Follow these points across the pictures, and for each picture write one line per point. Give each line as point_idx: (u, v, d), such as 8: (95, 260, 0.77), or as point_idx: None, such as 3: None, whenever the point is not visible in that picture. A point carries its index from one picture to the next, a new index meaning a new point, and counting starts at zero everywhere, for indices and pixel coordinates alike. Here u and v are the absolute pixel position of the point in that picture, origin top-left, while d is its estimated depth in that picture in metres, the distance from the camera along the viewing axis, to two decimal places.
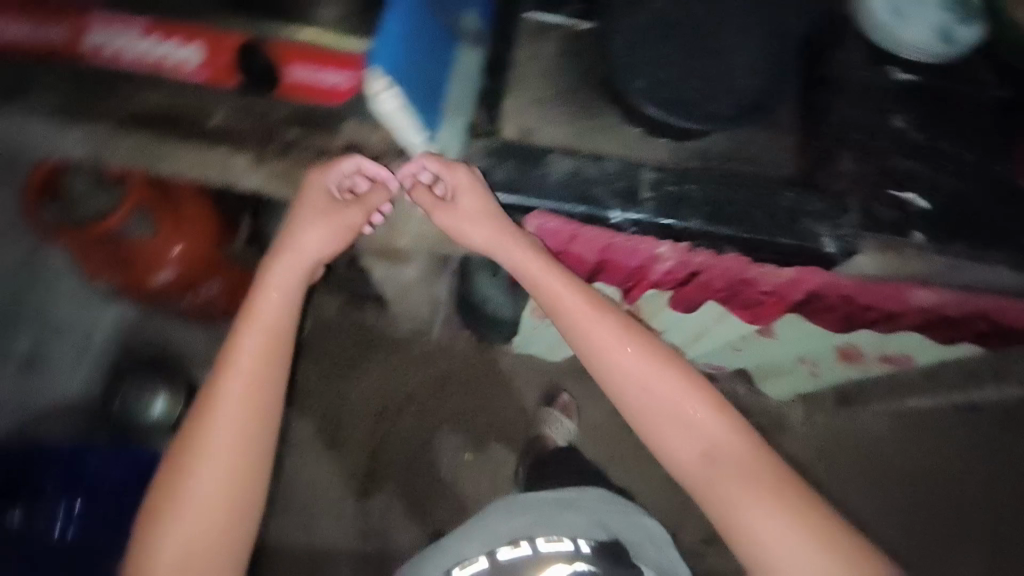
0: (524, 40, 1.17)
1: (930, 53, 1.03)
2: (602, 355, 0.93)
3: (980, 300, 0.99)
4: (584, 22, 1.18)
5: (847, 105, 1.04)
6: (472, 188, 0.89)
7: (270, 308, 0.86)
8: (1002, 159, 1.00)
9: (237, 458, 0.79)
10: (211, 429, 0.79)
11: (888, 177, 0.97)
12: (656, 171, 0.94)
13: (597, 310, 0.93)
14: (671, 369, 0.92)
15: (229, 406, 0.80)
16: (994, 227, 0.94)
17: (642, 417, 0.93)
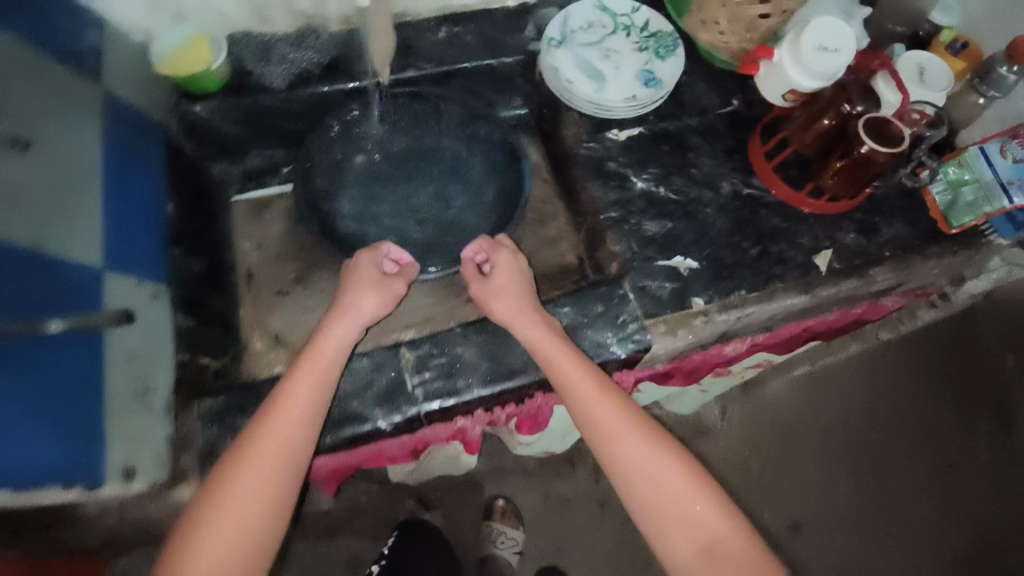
0: (240, 228, 1.01)
1: (644, 102, 1.00)
2: (608, 435, 0.77)
3: (784, 326, 0.95)
4: (291, 186, 1.05)
5: (590, 181, 0.98)
6: (518, 274, 0.85)
7: (327, 351, 0.75)
8: (751, 179, 0.98)
9: (260, 502, 0.67)
10: (246, 470, 0.67)
11: (653, 247, 0.92)
12: (416, 350, 0.82)
13: (604, 397, 0.78)
14: (662, 451, 0.77)
15: (271, 452, 0.68)
16: (766, 257, 0.92)
17: (636, 489, 0.76)
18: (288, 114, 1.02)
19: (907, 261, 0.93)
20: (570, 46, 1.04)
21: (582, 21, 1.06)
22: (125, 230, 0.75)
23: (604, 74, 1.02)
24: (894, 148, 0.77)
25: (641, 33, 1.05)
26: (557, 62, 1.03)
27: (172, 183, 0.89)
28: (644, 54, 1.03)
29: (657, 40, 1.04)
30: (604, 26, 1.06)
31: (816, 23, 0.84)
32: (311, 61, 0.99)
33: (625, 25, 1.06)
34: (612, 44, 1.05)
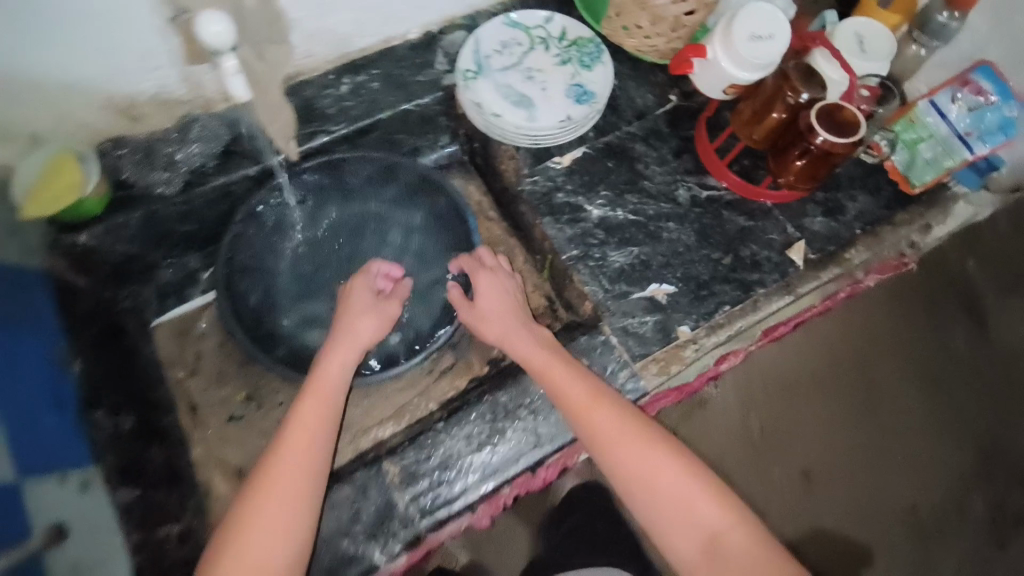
0: (168, 357, 0.92)
1: (581, 120, 0.92)
2: (602, 443, 0.70)
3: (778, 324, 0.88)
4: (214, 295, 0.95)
5: (542, 218, 0.90)
6: (501, 292, 0.82)
7: (332, 373, 0.73)
8: (707, 180, 0.92)
9: (286, 522, 0.63)
10: (263, 495, 0.64)
11: (624, 279, 0.86)
12: (400, 463, 0.73)
13: (598, 403, 0.72)
14: (665, 454, 0.69)
15: (294, 468, 0.66)
16: (739, 263, 0.87)
17: (638, 493, 0.68)
18: (193, 215, 0.90)
19: (878, 234, 0.90)
20: (488, 73, 0.95)
21: (495, 42, 0.96)
22: (33, 427, 0.66)
23: (532, 98, 0.93)
24: (850, 136, 0.72)
25: (560, 45, 0.97)
26: (478, 94, 0.93)
27: (75, 338, 0.78)
28: (569, 68, 0.95)
29: (579, 50, 0.96)
30: (519, 44, 0.97)
31: (744, 9, 0.77)
32: (201, 156, 0.86)
33: (541, 38, 0.98)
34: (533, 62, 0.96)
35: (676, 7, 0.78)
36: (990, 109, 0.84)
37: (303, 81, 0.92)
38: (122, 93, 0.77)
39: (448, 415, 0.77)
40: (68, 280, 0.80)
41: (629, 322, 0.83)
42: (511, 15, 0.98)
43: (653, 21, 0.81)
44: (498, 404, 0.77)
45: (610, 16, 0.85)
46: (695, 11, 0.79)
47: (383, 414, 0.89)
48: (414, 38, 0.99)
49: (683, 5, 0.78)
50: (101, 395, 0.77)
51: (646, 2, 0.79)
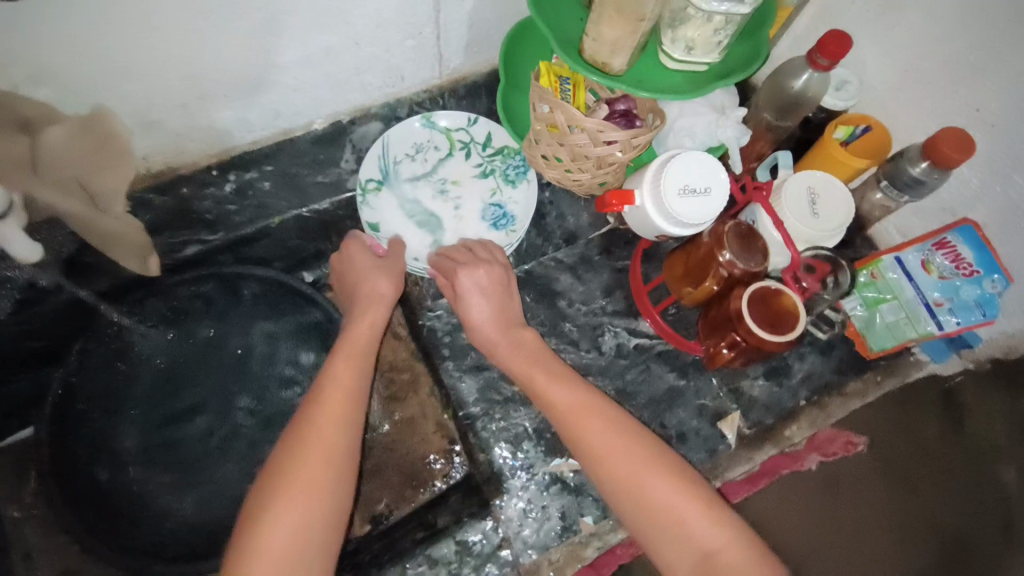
0: (5, 492, 0.79)
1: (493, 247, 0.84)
2: (600, 452, 0.60)
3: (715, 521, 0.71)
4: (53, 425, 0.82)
5: (442, 360, 0.80)
6: (492, 268, 0.75)
7: (363, 335, 0.70)
8: (638, 325, 0.80)
9: (325, 480, 0.57)
10: (312, 428, 0.59)
11: (528, 445, 0.75)
12: None
13: (593, 410, 0.63)
14: (661, 457, 0.59)
15: (333, 420, 0.60)
16: (664, 436, 0.75)
17: (633, 505, 0.57)
18: (38, 331, 0.77)
19: (824, 404, 0.79)
20: (394, 184, 0.87)
21: (408, 145, 0.88)
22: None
23: (439, 217, 0.86)
24: (784, 333, 0.61)
25: (483, 152, 0.89)
26: (376, 211, 0.86)
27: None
28: (488, 182, 0.87)
29: (501, 161, 0.88)
30: (436, 148, 0.89)
31: (682, 157, 0.65)
32: (34, 272, 0.70)
33: (462, 143, 0.89)
34: (448, 171, 0.89)
35: (601, 149, 0.65)
36: (964, 279, 0.71)
37: (180, 176, 0.79)
38: None
39: None
40: None
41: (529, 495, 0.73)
42: (428, 112, 0.89)
43: (575, 157, 0.68)
44: None
45: (529, 141, 0.72)
46: (624, 153, 0.66)
47: None
48: (319, 129, 0.85)
49: (610, 148, 0.65)
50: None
51: (565, 139, 0.66)
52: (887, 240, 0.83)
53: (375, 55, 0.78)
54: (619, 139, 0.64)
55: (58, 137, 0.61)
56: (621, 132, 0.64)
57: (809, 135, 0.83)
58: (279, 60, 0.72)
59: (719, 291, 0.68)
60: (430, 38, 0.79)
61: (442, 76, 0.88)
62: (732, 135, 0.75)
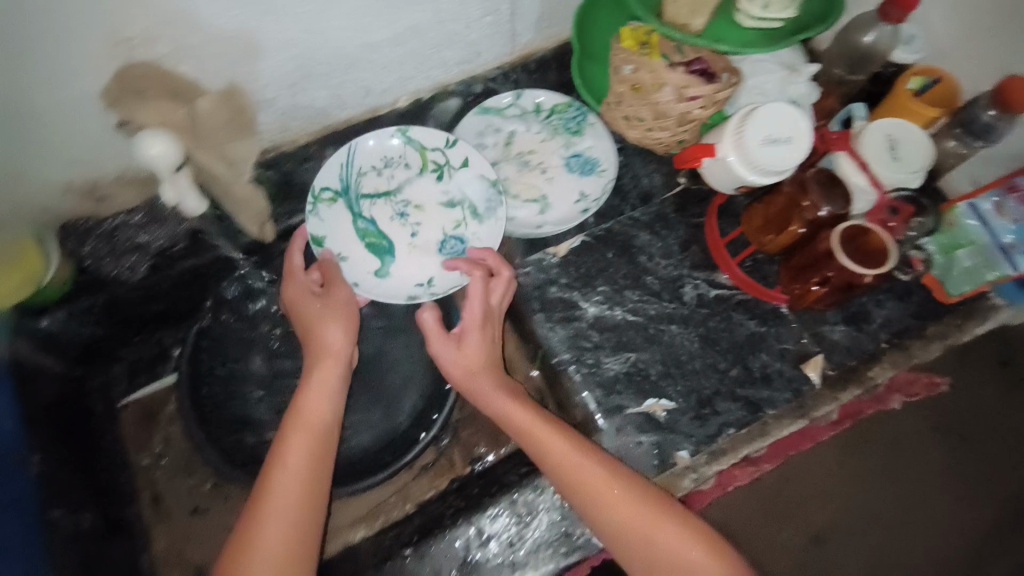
0: (135, 441, 0.87)
1: (440, 290, 0.81)
2: (582, 496, 0.63)
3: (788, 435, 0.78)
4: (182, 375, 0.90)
5: (533, 312, 0.83)
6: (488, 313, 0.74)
7: (322, 402, 0.68)
8: (717, 277, 0.84)
9: (286, 560, 0.57)
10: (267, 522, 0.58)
11: (620, 390, 0.78)
12: None
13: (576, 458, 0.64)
14: (635, 497, 0.62)
15: (299, 493, 0.60)
16: (749, 377, 0.79)
17: (624, 540, 0.60)
18: (159, 295, 0.83)
19: (904, 347, 0.81)
20: (351, 200, 0.83)
21: (375, 158, 0.84)
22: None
23: (395, 247, 0.82)
24: (881, 266, 0.63)
25: (453, 178, 0.85)
26: (323, 226, 0.81)
27: (27, 411, 0.73)
28: (454, 213, 0.84)
29: (469, 191, 0.84)
30: (407, 165, 0.85)
31: (764, 108, 0.68)
32: (167, 238, 0.78)
33: (436, 164, 0.85)
34: (414, 191, 0.85)
35: (685, 104, 0.68)
36: None
37: (282, 154, 0.85)
38: (83, 176, 0.72)
39: (416, 541, 0.72)
40: (31, 364, 0.76)
41: (626, 429, 0.77)
42: (484, 101, 0.89)
43: (657, 116, 0.71)
44: (476, 526, 0.72)
45: (610, 104, 0.76)
46: (704, 109, 0.69)
47: (363, 504, 0.84)
48: (403, 106, 0.90)
49: (694, 103, 0.68)
50: (54, 473, 0.73)
51: (651, 97, 0.69)
52: (961, 189, 0.85)
53: (456, 31, 0.82)
54: (704, 94, 0.67)
55: (206, 108, 0.70)
56: (707, 86, 0.67)
57: (877, 88, 0.85)
58: (374, 40, 0.76)
59: (804, 235, 0.70)
60: (505, 14, 0.83)
61: (513, 53, 0.91)
62: (803, 91, 0.78)
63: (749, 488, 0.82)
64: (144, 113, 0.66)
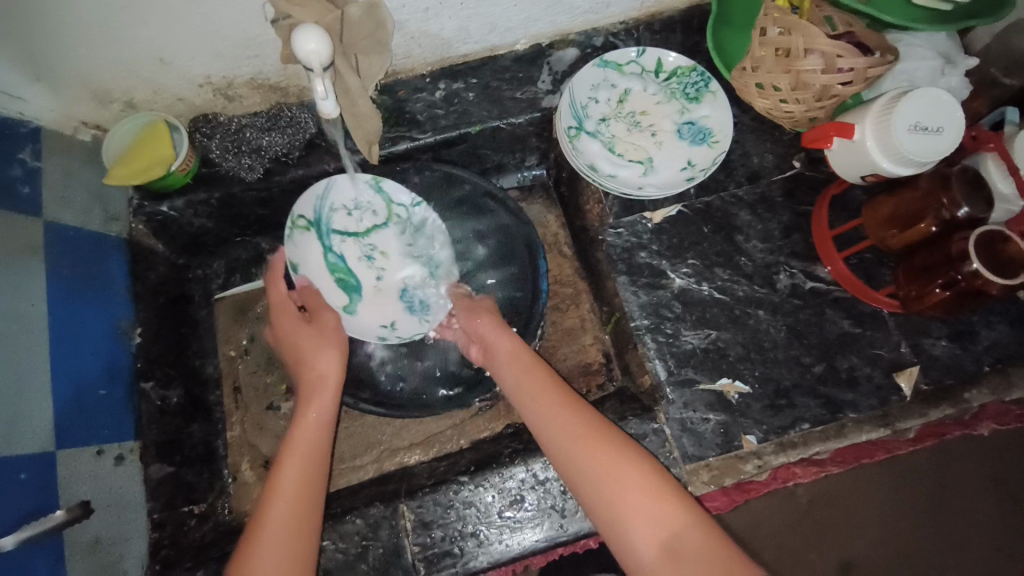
0: (225, 332, 0.93)
1: (403, 333, 0.85)
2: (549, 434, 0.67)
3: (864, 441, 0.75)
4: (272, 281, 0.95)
5: (617, 275, 0.82)
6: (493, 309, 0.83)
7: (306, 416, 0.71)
8: (816, 270, 0.80)
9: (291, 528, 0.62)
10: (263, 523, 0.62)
11: (693, 365, 0.77)
12: (415, 508, 0.71)
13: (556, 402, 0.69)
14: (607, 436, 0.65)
15: (296, 477, 0.66)
16: (833, 377, 0.76)
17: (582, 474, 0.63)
18: (269, 200, 0.88)
19: (1010, 374, 0.75)
20: (322, 231, 0.83)
21: (349, 200, 0.84)
22: (81, 406, 0.68)
23: (363, 287, 0.85)
24: (1011, 278, 0.61)
25: (415, 237, 0.87)
26: (298, 253, 0.83)
27: (135, 286, 0.80)
28: (416, 268, 0.87)
29: (434, 249, 0.88)
30: (374, 213, 0.85)
31: (917, 93, 0.64)
32: (285, 145, 0.84)
33: (401, 219, 0.86)
34: (380, 239, 0.86)
35: (831, 76, 0.66)
36: None
37: (398, 80, 0.86)
38: (221, 74, 0.76)
39: (473, 471, 0.73)
40: (143, 245, 0.83)
41: (694, 401, 0.75)
42: (604, 53, 0.86)
43: (796, 86, 0.69)
44: (532, 467, 0.72)
45: (744, 69, 0.72)
46: (854, 84, 0.67)
47: (422, 428, 0.88)
48: (521, 49, 0.86)
49: (842, 75, 0.66)
50: (149, 347, 0.79)
51: (794, 63, 0.67)
52: None
53: None
54: (856, 67, 0.65)
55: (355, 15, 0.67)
56: (862, 59, 0.65)
57: None
58: None
59: (935, 235, 0.67)
60: None
61: (642, 7, 0.84)
62: (955, 84, 0.73)
63: (811, 492, 0.78)
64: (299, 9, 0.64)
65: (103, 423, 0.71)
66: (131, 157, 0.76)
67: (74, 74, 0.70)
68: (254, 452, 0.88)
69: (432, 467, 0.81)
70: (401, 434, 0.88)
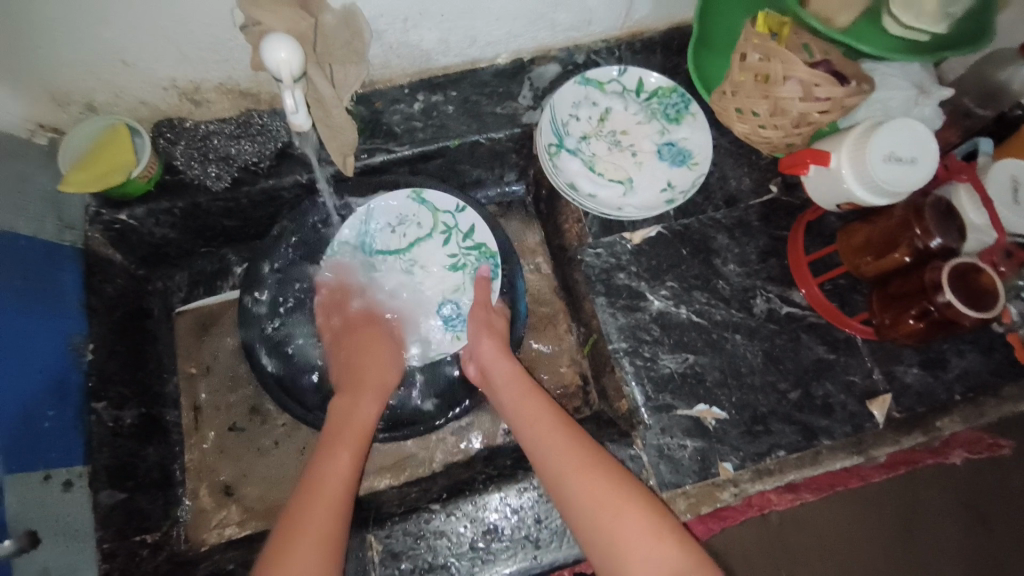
0: (185, 349, 0.89)
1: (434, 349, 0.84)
2: (543, 449, 0.67)
3: (839, 469, 0.74)
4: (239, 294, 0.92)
5: (595, 296, 0.80)
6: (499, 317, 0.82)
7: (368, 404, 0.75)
8: (792, 295, 0.80)
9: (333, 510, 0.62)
10: (318, 483, 0.65)
11: (671, 391, 0.76)
12: (384, 538, 0.67)
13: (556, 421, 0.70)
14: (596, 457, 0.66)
15: (346, 456, 0.68)
16: (809, 404, 0.75)
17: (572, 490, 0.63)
18: (235, 212, 0.85)
19: (978, 403, 0.76)
20: (365, 253, 0.86)
21: (391, 216, 0.86)
22: (29, 427, 0.63)
23: (399, 304, 0.85)
24: (985, 310, 0.61)
25: (458, 244, 0.87)
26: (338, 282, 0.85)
27: (90, 298, 0.75)
28: (454, 279, 0.86)
29: (469, 259, 0.86)
30: (418, 225, 0.87)
31: (890, 125, 0.65)
32: (255, 154, 0.80)
33: (445, 227, 0.87)
34: (421, 254, 0.87)
35: (808, 105, 0.66)
36: None
37: (375, 92, 0.83)
38: (187, 77, 0.73)
39: (444, 498, 0.70)
40: (101, 255, 0.78)
41: (673, 427, 0.74)
42: (586, 71, 0.86)
43: (774, 113, 0.69)
44: (506, 494, 0.70)
45: (725, 93, 0.72)
46: (829, 112, 0.67)
47: (391, 452, 0.85)
48: (502, 64, 0.85)
49: (818, 105, 0.66)
50: (104, 363, 0.74)
51: (772, 89, 0.67)
52: None
53: None
54: (834, 96, 0.65)
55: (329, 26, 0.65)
56: (839, 89, 0.64)
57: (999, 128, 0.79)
58: None
59: (909, 264, 0.67)
60: None
61: (623, 27, 0.85)
62: (928, 114, 0.74)
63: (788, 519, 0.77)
64: (268, 16, 0.61)
65: (50, 446, 0.65)
66: (98, 155, 0.72)
67: (27, 72, 0.66)
68: (212, 477, 0.84)
69: (401, 493, 0.78)
70: (370, 457, 0.85)
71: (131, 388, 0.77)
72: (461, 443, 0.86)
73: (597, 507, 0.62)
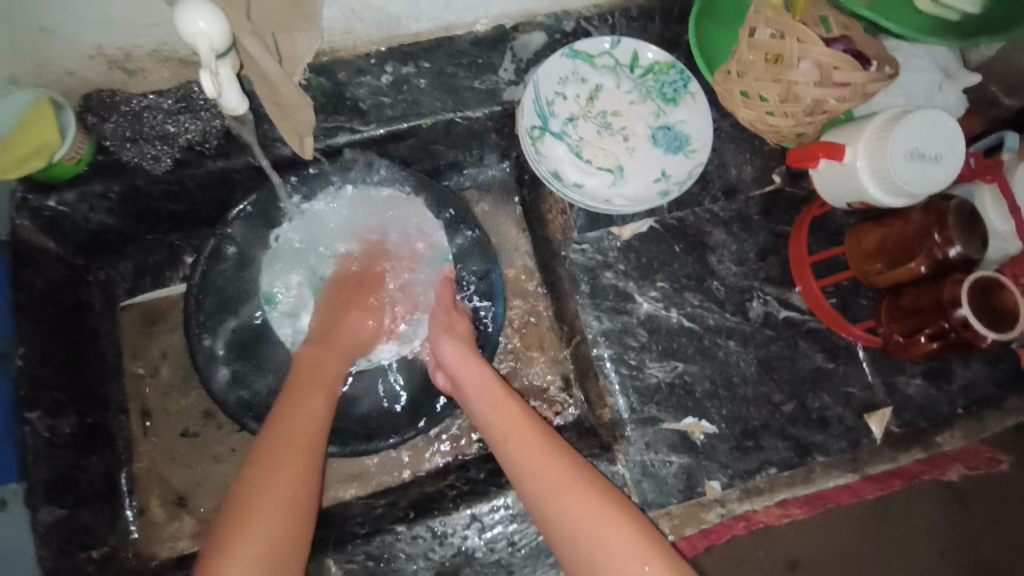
0: (127, 346, 0.82)
1: (380, 353, 0.79)
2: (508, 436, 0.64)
3: (835, 487, 0.70)
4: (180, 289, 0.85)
5: (580, 296, 0.73)
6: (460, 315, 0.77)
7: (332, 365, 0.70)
8: (791, 297, 0.74)
9: (302, 477, 0.57)
10: (279, 449, 0.59)
11: (658, 401, 0.70)
12: (343, 563, 0.62)
13: (518, 411, 0.66)
14: (558, 451, 0.62)
15: (310, 418, 0.63)
16: (804, 417, 0.71)
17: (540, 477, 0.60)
18: (182, 197, 0.76)
19: (980, 417, 0.72)
20: (302, 257, 0.81)
21: (333, 216, 0.81)
22: None
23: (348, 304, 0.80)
24: (1005, 332, 0.58)
25: (409, 239, 0.82)
26: (277, 287, 0.80)
27: (12, 295, 0.67)
28: (407, 278, 0.81)
29: (419, 256, 0.82)
30: (363, 224, 0.82)
31: (916, 116, 0.59)
32: (198, 132, 0.70)
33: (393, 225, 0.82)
34: (369, 250, 0.81)
35: (825, 91, 0.58)
36: None
37: (338, 59, 0.72)
38: (115, 42, 0.62)
39: (411, 518, 0.65)
40: (31, 243, 0.69)
41: (661, 439, 0.69)
42: (575, 42, 0.76)
43: (786, 99, 0.61)
44: (478, 517, 0.65)
45: (728, 73, 0.63)
46: (847, 100, 0.59)
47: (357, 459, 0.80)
48: (481, 31, 0.75)
49: (837, 91, 0.58)
50: (37, 370, 0.67)
51: (785, 72, 0.59)
52: None
53: None
54: (854, 82, 0.58)
55: None
56: (861, 74, 0.57)
57: None
58: None
59: (927, 275, 0.62)
60: None
61: None
62: (950, 101, 0.67)
63: None
64: None
65: None
66: (23, 129, 0.61)
67: None
68: (164, 482, 0.79)
69: (368, 507, 0.73)
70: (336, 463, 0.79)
71: (67, 394, 0.70)
72: (433, 449, 0.81)
73: (559, 497, 0.58)
